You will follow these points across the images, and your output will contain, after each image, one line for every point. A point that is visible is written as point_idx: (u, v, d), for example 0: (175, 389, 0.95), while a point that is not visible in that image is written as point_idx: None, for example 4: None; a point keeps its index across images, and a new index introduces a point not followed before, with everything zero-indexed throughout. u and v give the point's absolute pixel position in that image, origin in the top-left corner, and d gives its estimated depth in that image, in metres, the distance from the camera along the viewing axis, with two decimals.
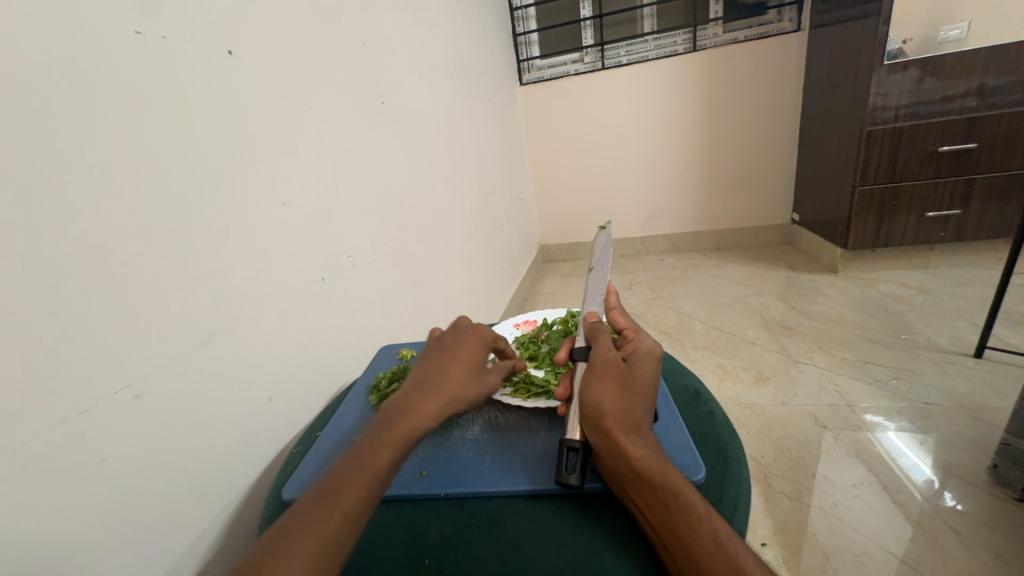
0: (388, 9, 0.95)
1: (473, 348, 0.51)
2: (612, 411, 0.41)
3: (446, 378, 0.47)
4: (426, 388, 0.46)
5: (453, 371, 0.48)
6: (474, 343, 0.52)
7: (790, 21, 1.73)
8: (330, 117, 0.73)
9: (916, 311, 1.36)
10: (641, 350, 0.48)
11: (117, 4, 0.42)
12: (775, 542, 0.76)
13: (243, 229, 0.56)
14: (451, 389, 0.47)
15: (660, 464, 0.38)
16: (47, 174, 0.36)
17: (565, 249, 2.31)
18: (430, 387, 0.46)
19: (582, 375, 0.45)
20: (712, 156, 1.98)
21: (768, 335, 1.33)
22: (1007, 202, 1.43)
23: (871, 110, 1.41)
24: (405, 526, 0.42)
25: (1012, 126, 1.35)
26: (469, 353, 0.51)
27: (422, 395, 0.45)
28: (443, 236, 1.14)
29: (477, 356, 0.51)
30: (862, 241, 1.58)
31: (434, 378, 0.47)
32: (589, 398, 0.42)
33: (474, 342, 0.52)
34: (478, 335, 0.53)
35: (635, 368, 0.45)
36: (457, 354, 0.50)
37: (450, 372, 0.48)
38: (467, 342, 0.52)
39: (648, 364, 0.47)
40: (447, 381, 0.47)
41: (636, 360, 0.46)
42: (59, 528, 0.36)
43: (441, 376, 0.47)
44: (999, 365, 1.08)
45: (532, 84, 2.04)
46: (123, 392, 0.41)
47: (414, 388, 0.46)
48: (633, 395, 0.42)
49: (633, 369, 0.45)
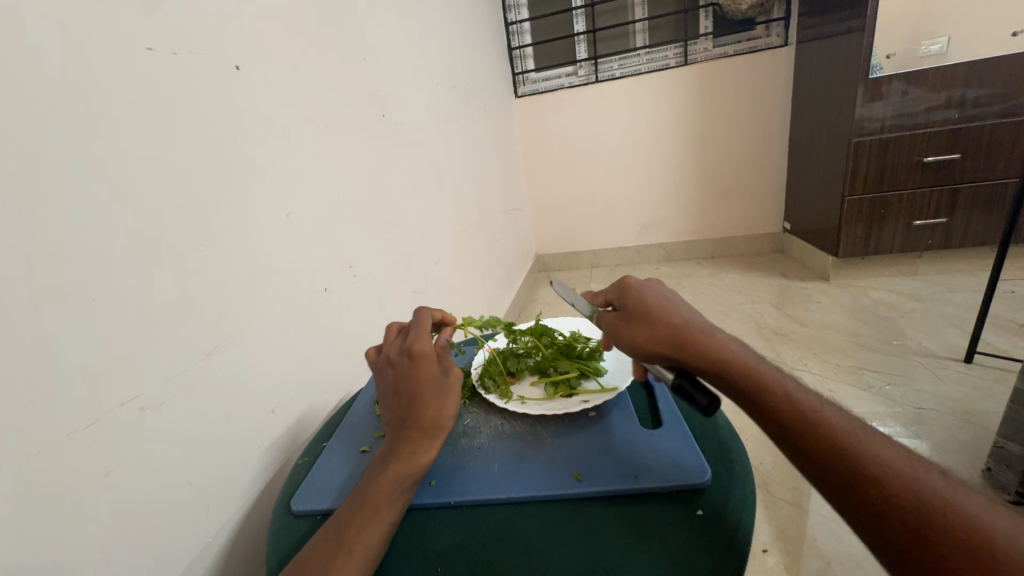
0: (387, 22, 0.97)
1: (426, 370, 0.46)
2: (663, 335, 0.45)
3: (418, 408, 0.44)
4: (405, 430, 0.43)
5: (421, 403, 0.44)
6: (422, 366, 0.46)
7: (777, 36, 1.78)
8: (331, 131, 0.75)
9: (907, 317, 1.39)
10: (636, 288, 0.51)
11: (127, 22, 0.43)
12: (776, 549, 0.76)
13: (247, 240, 0.56)
14: (427, 422, 0.43)
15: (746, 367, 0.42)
16: (58, 188, 0.37)
17: (561, 258, 2.33)
18: (408, 429, 0.43)
19: (627, 335, 0.48)
20: (704, 166, 2.02)
21: (763, 342, 1.35)
22: (991, 211, 1.48)
23: (857, 122, 1.46)
24: (415, 536, 0.42)
25: (992, 137, 1.40)
26: (423, 376, 0.45)
27: (403, 433, 0.43)
28: (442, 246, 1.15)
29: (435, 376, 0.46)
30: (852, 249, 1.61)
31: (405, 419, 0.44)
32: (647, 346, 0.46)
33: (422, 364, 0.46)
34: (419, 356, 0.47)
35: (643, 312, 0.47)
36: (413, 386, 0.45)
37: (417, 404, 0.44)
38: (420, 358, 0.47)
39: (654, 295, 0.49)
40: (420, 410, 0.44)
41: (636, 305, 0.49)
42: (63, 542, 0.36)
43: (413, 407, 0.44)
44: (988, 369, 1.10)
45: (527, 96, 2.07)
46: (130, 404, 0.41)
47: (395, 435, 0.44)
48: (672, 330, 0.45)
49: (642, 312, 0.48)
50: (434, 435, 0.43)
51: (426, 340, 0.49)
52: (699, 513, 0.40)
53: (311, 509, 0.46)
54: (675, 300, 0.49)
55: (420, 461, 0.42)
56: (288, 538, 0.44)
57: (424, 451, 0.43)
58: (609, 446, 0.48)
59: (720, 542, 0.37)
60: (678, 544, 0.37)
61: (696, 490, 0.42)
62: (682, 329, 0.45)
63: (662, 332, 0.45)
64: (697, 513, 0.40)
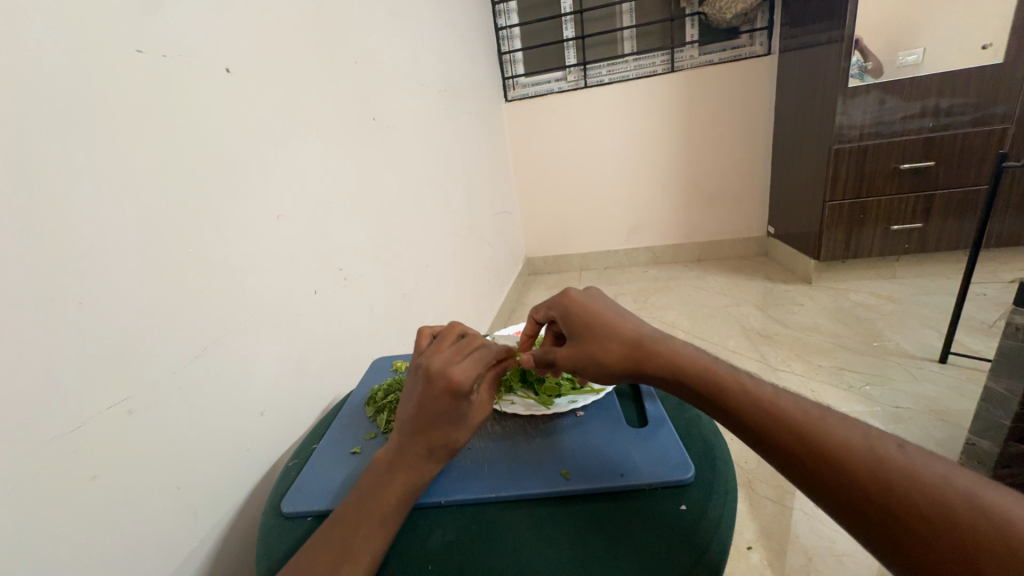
0: (379, 28, 0.98)
1: (455, 404, 0.43)
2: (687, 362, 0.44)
3: (433, 431, 0.43)
4: (413, 445, 0.43)
5: (436, 429, 0.43)
6: (453, 399, 0.43)
7: (760, 45, 1.83)
8: (322, 133, 0.75)
9: (886, 319, 1.43)
10: (580, 310, 0.51)
11: (120, 26, 0.44)
12: (760, 545, 0.78)
13: (238, 243, 0.56)
14: (437, 449, 0.43)
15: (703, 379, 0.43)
16: (51, 193, 0.37)
17: (550, 261, 2.35)
18: (419, 451, 0.43)
19: (637, 356, 0.46)
20: (691, 171, 2.06)
21: (748, 344, 1.38)
22: (965, 216, 1.53)
23: (838, 130, 1.50)
24: (408, 534, 0.43)
25: (964, 145, 1.45)
26: (452, 410, 0.43)
27: (412, 448, 0.43)
28: (432, 249, 1.16)
29: (458, 411, 0.43)
30: (833, 252, 1.66)
31: (418, 435, 0.43)
32: (671, 367, 0.44)
33: (453, 397, 0.42)
34: (456, 391, 0.42)
35: (595, 336, 0.48)
36: (438, 415, 0.43)
37: (433, 429, 0.43)
38: (453, 394, 0.43)
39: (601, 312, 0.50)
40: (435, 432, 0.43)
41: (583, 323, 0.50)
42: (48, 547, 0.35)
43: (429, 427, 0.43)
44: (962, 369, 1.14)
45: (516, 100, 2.09)
46: (118, 407, 0.41)
47: (404, 444, 0.44)
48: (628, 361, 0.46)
49: (594, 336, 0.49)
50: (440, 458, 0.44)
51: (468, 369, 0.43)
52: (682, 508, 0.41)
53: (302, 511, 0.46)
54: (623, 315, 0.50)
55: (424, 479, 0.43)
56: (282, 540, 0.44)
57: (429, 467, 0.43)
58: (599, 444, 0.49)
59: (702, 535, 0.38)
60: (662, 537, 0.39)
61: (681, 486, 0.43)
62: (642, 348, 0.46)
63: (627, 353, 0.46)
64: (682, 508, 0.41)
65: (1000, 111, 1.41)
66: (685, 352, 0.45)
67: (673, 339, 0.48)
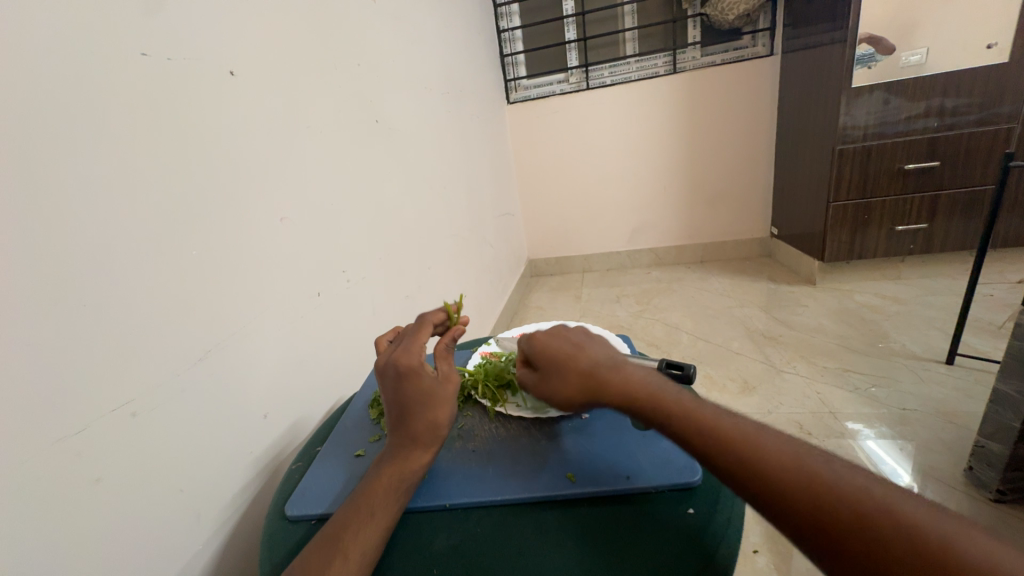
0: (382, 31, 0.99)
1: (414, 387, 0.46)
2: (638, 383, 0.43)
3: (407, 418, 0.45)
4: (400, 440, 0.45)
5: (412, 416, 0.45)
6: (410, 384, 0.46)
7: (763, 46, 1.82)
8: (324, 134, 0.75)
9: (891, 320, 1.42)
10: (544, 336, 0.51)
11: (125, 29, 0.44)
12: (766, 549, 0.77)
13: (239, 246, 0.56)
14: (420, 433, 0.45)
15: (652, 389, 0.42)
16: (55, 196, 0.37)
17: (553, 263, 2.34)
18: (402, 439, 0.45)
19: (592, 375, 0.45)
20: (693, 172, 2.05)
21: (752, 346, 1.37)
22: (971, 216, 1.52)
23: (842, 130, 1.49)
24: (412, 538, 0.42)
25: (970, 145, 1.44)
26: (411, 390, 0.46)
27: (396, 443, 0.45)
28: (435, 251, 1.15)
29: (422, 391, 0.46)
30: (837, 254, 1.65)
31: (399, 429, 0.45)
32: (626, 386, 0.43)
33: (409, 382, 0.46)
34: (406, 374, 0.46)
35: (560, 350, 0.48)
36: (404, 401, 0.46)
37: (409, 416, 0.45)
38: (408, 381, 0.46)
39: (562, 338, 0.50)
40: (408, 419, 0.45)
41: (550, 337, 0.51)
42: (44, 553, 0.35)
43: (403, 417, 0.45)
44: (969, 371, 1.13)
45: (519, 102, 2.09)
46: (121, 409, 0.41)
47: (390, 441, 0.46)
48: (586, 379, 0.45)
49: (554, 363, 0.48)
50: (427, 442, 0.44)
51: (411, 354, 0.48)
52: (690, 511, 0.41)
53: (305, 513, 0.46)
54: (586, 343, 0.50)
55: (416, 467, 0.43)
56: (283, 543, 0.44)
57: (417, 457, 0.44)
58: (604, 448, 0.49)
59: (709, 539, 0.38)
60: (669, 540, 0.38)
61: (688, 489, 0.43)
62: (597, 373, 0.45)
63: (583, 381, 0.45)
64: (690, 511, 0.41)
65: (1005, 111, 1.40)
66: (636, 375, 0.44)
67: (632, 366, 0.46)
